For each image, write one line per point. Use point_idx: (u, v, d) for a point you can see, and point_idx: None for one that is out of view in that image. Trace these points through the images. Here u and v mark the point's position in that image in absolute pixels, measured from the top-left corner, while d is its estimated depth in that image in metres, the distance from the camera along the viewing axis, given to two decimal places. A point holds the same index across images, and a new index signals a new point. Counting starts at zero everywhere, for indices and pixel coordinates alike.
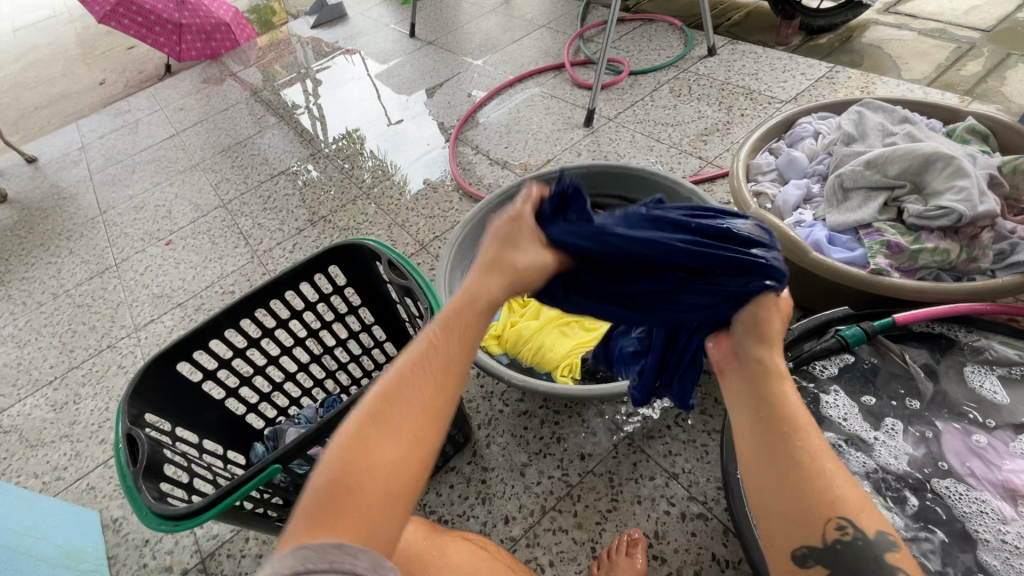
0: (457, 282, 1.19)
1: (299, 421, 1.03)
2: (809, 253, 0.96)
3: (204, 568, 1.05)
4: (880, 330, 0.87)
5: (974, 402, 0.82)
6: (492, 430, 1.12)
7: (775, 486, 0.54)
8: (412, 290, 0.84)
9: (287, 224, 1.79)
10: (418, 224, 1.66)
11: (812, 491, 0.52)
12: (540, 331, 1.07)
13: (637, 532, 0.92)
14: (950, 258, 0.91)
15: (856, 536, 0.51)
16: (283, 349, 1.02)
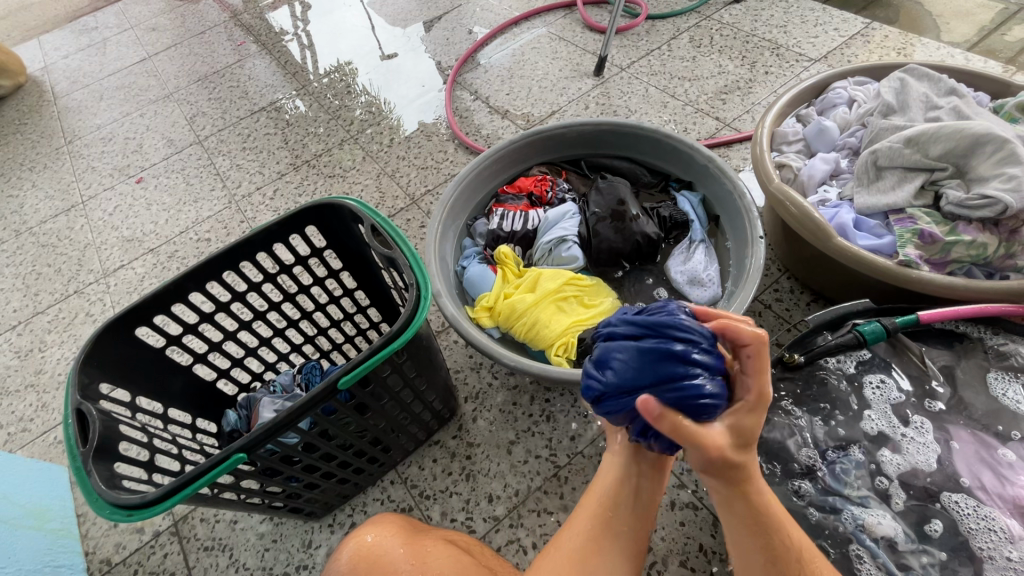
0: (448, 246, 1.10)
1: (274, 389, 0.97)
2: (833, 238, 0.88)
3: (176, 531, 1.02)
4: (902, 327, 0.81)
5: (992, 410, 0.77)
6: (480, 404, 1.08)
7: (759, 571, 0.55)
8: (396, 261, 0.75)
9: (268, 166, 1.66)
10: (409, 174, 1.54)
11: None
12: (535, 305, 0.99)
13: None
14: (987, 253, 0.84)
15: None
16: (256, 313, 0.95)
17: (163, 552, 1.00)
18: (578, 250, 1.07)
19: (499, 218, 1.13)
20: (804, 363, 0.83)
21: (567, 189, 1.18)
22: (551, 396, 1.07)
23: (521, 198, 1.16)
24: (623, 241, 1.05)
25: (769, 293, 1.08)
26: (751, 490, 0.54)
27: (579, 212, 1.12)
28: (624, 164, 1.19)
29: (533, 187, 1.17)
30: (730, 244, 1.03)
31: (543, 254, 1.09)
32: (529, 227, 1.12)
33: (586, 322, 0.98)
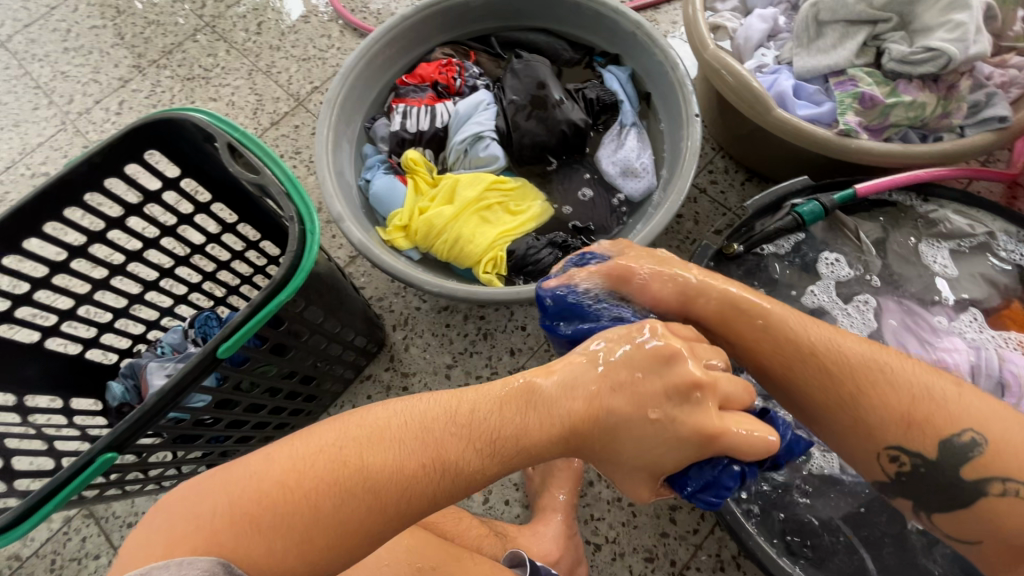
0: (344, 158, 0.92)
1: (162, 352, 0.83)
2: (773, 110, 0.80)
3: (90, 513, 0.92)
4: (839, 203, 0.77)
5: (917, 279, 0.78)
6: (410, 332, 0.99)
7: (842, 428, 0.53)
8: (268, 188, 0.59)
9: (104, 71, 1.32)
10: (289, 69, 1.27)
11: (876, 428, 0.51)
12: (456, 219, 0.87)
13: None
14: (924, 114, 0.79)
15: (916, 462, 0.51)
16: (113, 268, 0.77)
17: (80, 537, 0.90)
18: (498, 148, 0.93)
19: (402, 117, 0.95)
20: (743, 252, 0.79)
21: (478, 74, 1.00)
22: (486, 313, 0.99)
23: (425, 89, 0.97)
24: (547, 133, 0.91)
25: (703, 177, 1.02)
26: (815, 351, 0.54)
27: (494, 102, 0.96)
28: (541, 38, 1.01)
29: (437, 74, 0.97)
30: (663, 126, 0.93)
31: (458, 157, 0.94)
32: (438, 126, 0.96)
33: (514, 231, 0.89)
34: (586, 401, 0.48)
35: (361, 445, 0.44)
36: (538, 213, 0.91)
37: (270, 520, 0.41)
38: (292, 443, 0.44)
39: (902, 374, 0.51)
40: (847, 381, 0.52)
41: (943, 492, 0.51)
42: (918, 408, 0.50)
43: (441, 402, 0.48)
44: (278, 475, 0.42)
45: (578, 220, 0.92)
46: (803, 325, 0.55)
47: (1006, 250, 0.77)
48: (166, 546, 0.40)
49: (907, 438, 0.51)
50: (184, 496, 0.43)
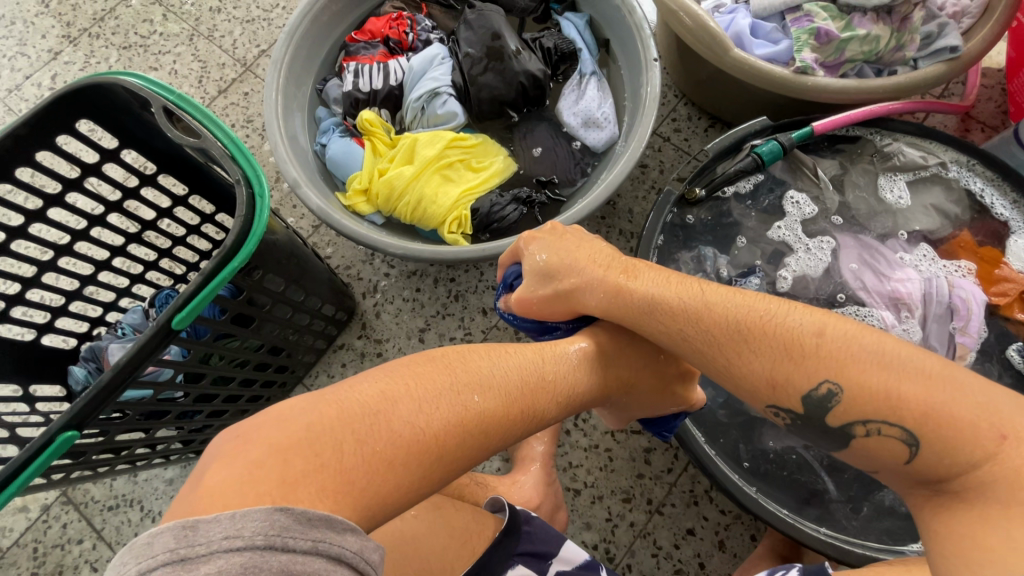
0: (297, 122, 0.89)
1: (123, 333, 0.80)
2: (730, 51, 0.79)
3: (68, 499, 0.91)
4: (797, 142, 0.78)
5: (875, 214, 0.80)
6: (380, 299, 0.98)
7: (722, 381, 0.52)
8: (210, 152, 0.57)
9: (30, 42, 1.22)
10: (232, 32, 1.20)
11: (750, 386, 0.50)
12: (416, 180, 0.85)
13: None
14: (879, 48, 0.79)
15: (793, 414, 0.49)
16: (59, 250, 0.74)
17: (61, 523, 0.90)
18: (456, 103, 0.90)
19: (354, 76, 0.91)
20: (704, 196, 0.79)
21: (431, 27, 0.97)
22: (456, 275, 0.99)
23: (376, 46, 0.93)
24: (505, 85, 0.89)
25: (667, 125, 1.01)
26: (682, 312, 0.53)
27: (450, 56, 0.93)
28: None
29: (388, 29, 0.94)
30: (623, 73, 0.91)
31: (415, 115, 0.91)
32: (392, 83, 0.91)
33: (477, 188, 0.87)
34: (625, 368, 0.59)
35: (472, 388, 0.45)
36: (501, 169, 0.90)
37: (400, 457, 0.38)
38: (405, 379, 0.43)
39: (776, 328, 0.48)
40: (716, 352, 0.50)
41: (824, 436, 0.48)
42: (782, 357, 0.47)
43: (526, 358, 0.51)
44: (405, 414, 0.40)
45: (542, 174, 0.91)
46: (672, 298, 0.54)
47: (957, 180, 0.79)
48: (284, 483, 0.34)
49: (775, 394, 0.49)
50: (288, 429, 0.36)
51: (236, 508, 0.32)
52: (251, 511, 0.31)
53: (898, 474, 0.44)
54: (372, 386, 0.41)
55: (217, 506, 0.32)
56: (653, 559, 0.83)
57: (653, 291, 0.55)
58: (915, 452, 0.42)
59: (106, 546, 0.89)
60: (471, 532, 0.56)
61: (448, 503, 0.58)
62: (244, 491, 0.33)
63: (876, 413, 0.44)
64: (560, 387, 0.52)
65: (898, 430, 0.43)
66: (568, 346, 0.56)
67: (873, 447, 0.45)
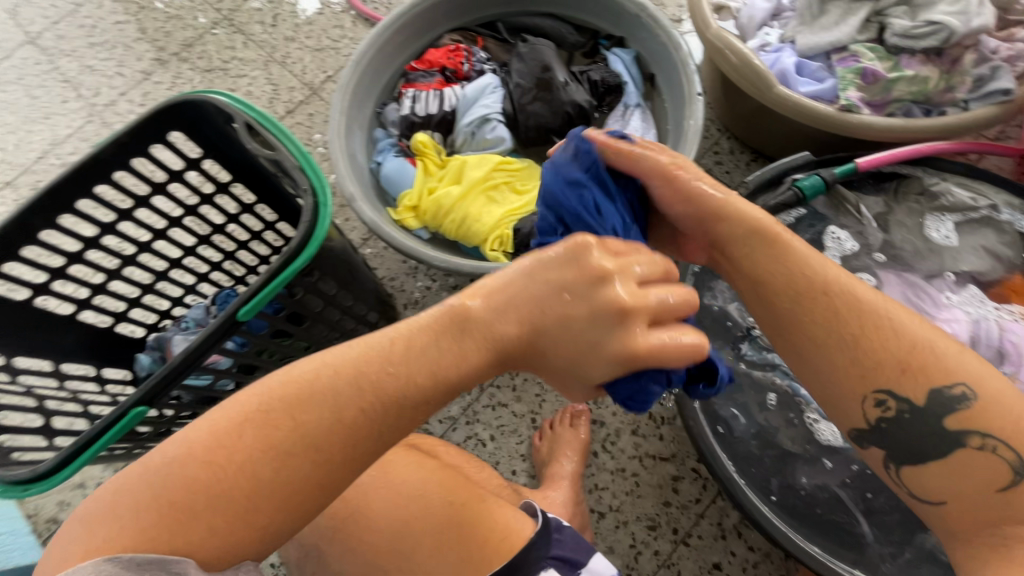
0: (356, 141, 0.95)
1: (186, 326, 0.87)
2: (774, 88, 0.81)
3: None
4: (839, 178, 0.79)
5: (919, 251, 0.79)
6: (421, 310, 1.02)
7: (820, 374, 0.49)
8: (283, 164, 0.63)
9: (128, 64, 1.37)
10: (303, 59, 1.31)
11: (853, 376, 0.47)
12: (464, 200, 0.90)
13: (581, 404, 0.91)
14: (927, 88, 0.80)
15: (897, 409, 0.46)
16: (140, 247, 0.82)
17: None
18: (505, 129, 0.95)
19: (411, 101, 0.98)
20: None
21: (485, 58, 1.03)
22: None
23: (434, 74, 1.00)
24: (552, 114, 0.93)
25: (709, 157, 1.03)
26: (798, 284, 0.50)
27: (501, 85, 0.98)
28: (547, 21, 1.03)
29: (445, 59, 1.00)
30: (667, 106, 0.94)
31: (466, 139, 0.97)
32: (446, 109, 0.98)
33: (520, 210, 0.91)
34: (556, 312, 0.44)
35: (347, 395, 0.41)
36: None
37: (269, 486, 0.39)
38: (264, 403, 0.40)
39: (901, 322, 0.47)
40: (833, 325, 0.48)
41: (900, 447, 0.47)
42: (867, 352, 0.46)
43: (388, 341, 0.43)
44: (253, 442, 0.39)
45: None
46: (756, 258, 0.51)
47: (1010, 222, 0.77)
48: (134, 539, 0.37)
49: (877, 378, 0.46)
50: (127, 477, 0.39)
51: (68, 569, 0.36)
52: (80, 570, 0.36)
53: (974, 504, 0.44)
54: (294, 376, 0.41)
55: (77, 560, 0.37)
56: None
57: (738, 229, 0.52)
58: (1020, 481, 0.43)
59: None
60: (508, 531, 0.55)
61: (484, 498, 0.58)
62: (78, 552, 0.37)
63: (1000, 429, 0.44)
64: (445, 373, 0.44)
65: (1013, 453, 0.43)
66: (481, 282, 0.47)
67: (964, 468, 0.44)
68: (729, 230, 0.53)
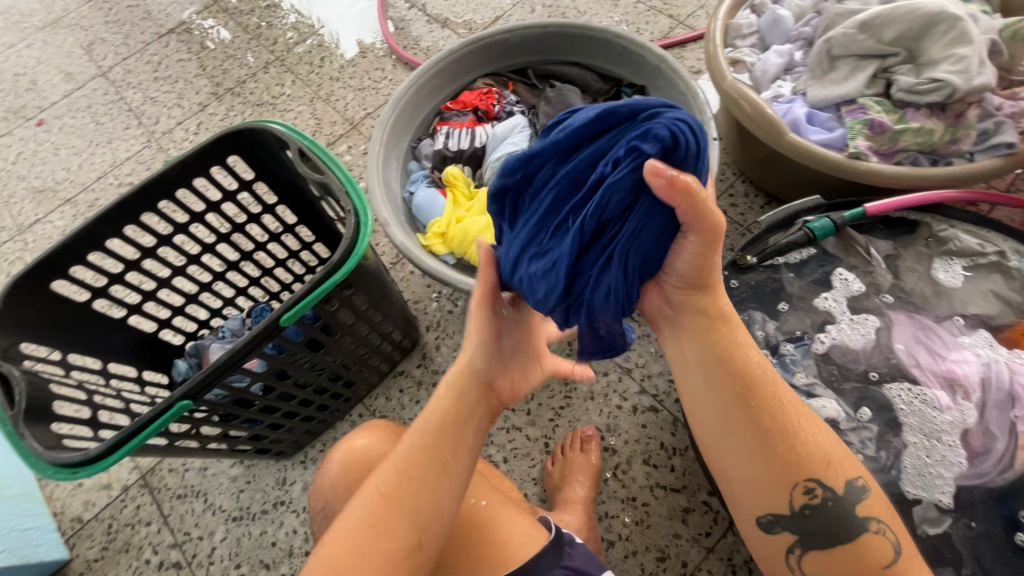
0: (392, 172, 1.03)
1: (222, 335, 0.92)
2: (786, 135, 0.86)
3: (146, 483, 1.01)
4: (849, 221, 0.83)
5: (928, 293, 0.82)
6: (442, 333, 1.06)
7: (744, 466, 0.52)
8: (330, 186, 0.69)
9: (186, 97, 1.49)
10: (346, 97, 1.41)
11: (783, 469, 0.51)
12: (489, 229, 0.95)
13: (590, 429, 0.93)
14: (933, 140, 0.84)
15: (824, 496, 0.52)
16: (189, 259, 0.88)
17: (135, 504, 0.99)
18: None
19: (445, 137, 1.06)
20: (756, 264, 0.85)
21: (515, 101, 1.10)
22: None
23: (467, 114, 1.08)
24: None
25: (724, 199, 1.08)
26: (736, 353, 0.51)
27: (528, 126, 1.05)
28: (573, 70, 1.12)
29: (478, 101, 1.09)
30: None
31: (494, 173, 1.03)
32: (477, 145, 1.06)
33: None
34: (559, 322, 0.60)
35: (417, 506, 0.51)
36: None
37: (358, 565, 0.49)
38: (375, 503, 0.51)
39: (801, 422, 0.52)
40: (770, 426, 0.50)
41: (817, 533, 0.52)
42: (791, 448, 0.51)
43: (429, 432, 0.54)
44: (374, 544, 0.49)
45: None
46: (698, 335, 0.52)
47: (1018, 269, 0.79)
48: None
49: (815, 468, 0.51)
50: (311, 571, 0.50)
51: None
52: None
53: None
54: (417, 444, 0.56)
55: None
56: None
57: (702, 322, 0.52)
58: (900, 557, 0.51)
59: (169, 532, 0.96)
60: (526, 535, 0.61)
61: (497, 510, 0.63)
62: None
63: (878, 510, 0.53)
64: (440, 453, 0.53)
65: (896, 536, 0.52)
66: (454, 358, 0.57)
67: (861, 549, 0.51)
68: (693, 316, 0.52)
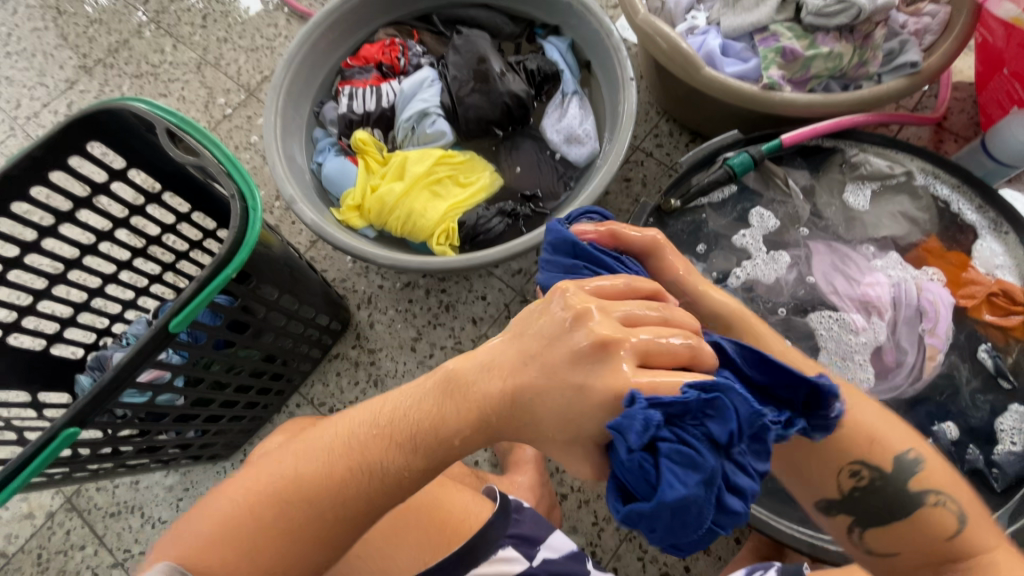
0: (293, 143, 0.93)
1: (126, 343, 0.84)
2: (702, 70, 0.83)
3: (72, 506, 0.94)
4: (767, 154, 0.82)
5: (843, 220, 0.84)
6: (374, 309, 1.01)
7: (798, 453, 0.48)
8: (208, 169, 0.61)
9: (49, 73, 1.30)
10: (238, 60, 1.27)
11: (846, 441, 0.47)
12: (406, 196, 0.89)
13: None
14: (842, 64, 0.84)
15: (872, 476, 0.47)
16: (69, 264, 0.79)
17: (64, 530, 0.93)
18: (445, 123, 0.94)
19: (348, 98, 0.96)
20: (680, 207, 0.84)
21: (421, 52, 1.01)
22: (447, 285, 1.03)
23: (370, 70, 0.99)
24: (490, 106, 0.93)
25: (649, 141, 1.07)
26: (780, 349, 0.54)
27: (439, 79, 0.98)
28: (481, 13, 1.03)
29: (381, 54, 0.99)
30: (603, 92, 0.96)
31: (407, 134, 0.96)
32: (384, 105, 0.97)
33: (464, 202, 0.91)
34: (502, 380, 0.44)
35: (355, 478, 0.43)
36: (488, 184, 0.93)
37: (267, 525, 0.42)
38: (314, 466, 0.43)
39: (864, 408, 0.48)
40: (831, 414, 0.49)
41: (868, 513, 0.47)
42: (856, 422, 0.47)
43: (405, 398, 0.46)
44: (283, 475, 0.43)
45: (526, 188, 0.94)
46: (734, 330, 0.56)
47: (924, 187, 0.82)
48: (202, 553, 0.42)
49: (873, 448, 0.47)
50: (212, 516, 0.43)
51: (169, 567, 0.41)
52: (176, 569, 0.41)
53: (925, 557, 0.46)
54: (368, 425, 0.45)
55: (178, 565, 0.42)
56: (639, 563, 0.84)
57: (711, 311, 0.57)
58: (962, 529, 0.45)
59: (108, 552, 0.91)
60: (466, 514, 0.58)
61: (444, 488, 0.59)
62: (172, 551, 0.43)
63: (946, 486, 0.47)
64: (406, 436, 0.44)
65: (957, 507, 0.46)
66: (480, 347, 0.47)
67: (916, 523, 0.46)
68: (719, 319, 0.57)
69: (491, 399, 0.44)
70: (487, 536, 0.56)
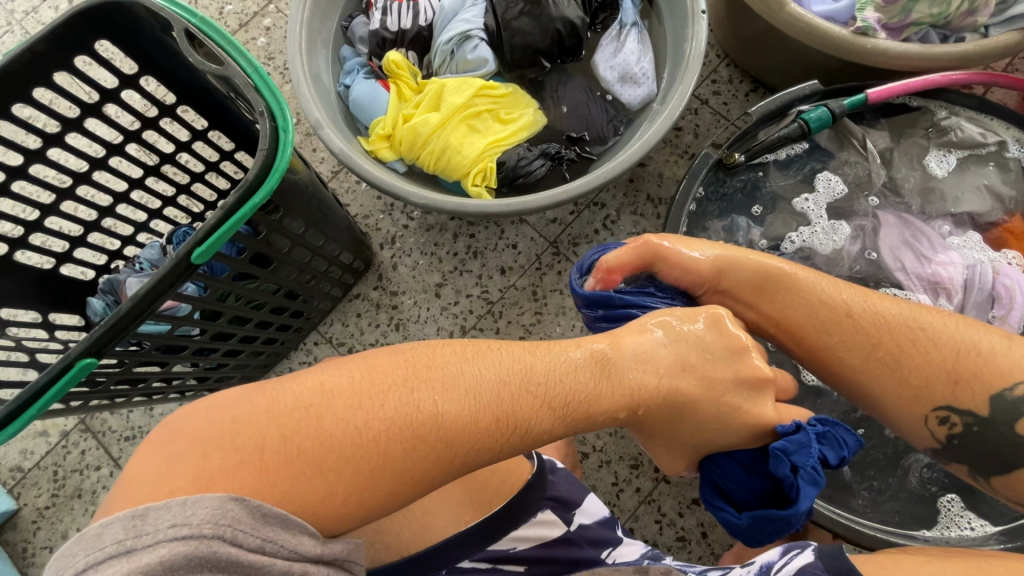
0: (319, 59, 0.84)
1: (139, 268, 0.79)
2: (787, 6, 0.73)
3: (87, 427, 0.93)
4: (849, 110, 0.74)
5: (918, 191, 0.77)
6: (398, 250, 0.96)
7: (875, 401, 0.53)
8: (233, 82, 0.54)
9: None
10: None
11: (923, 391, 0.50)
12: (442, 129, 0.82)
13: None
14: (948, 11, 0.73)
15: (965, 421, 0.50)
16: (77, 179, 0.72)
17: (79, 450, 0.92)
18: (488, 49, 0.85)
19: (381, 13, 0.86)
20: (743, 162, 0.75)
21: None
22: (476, 231, 0.97)
23: None
24: (540, 32, 0.84)
25: (707, 87, 0.98)
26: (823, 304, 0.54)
27: None
28: None
29: None
30: (666, 26, 0.86)
31: (444, 60, 0.86)
32: (420, 25, 0.86)
33: (504, 141, 0.83)
34: (654, 377, 0.47)
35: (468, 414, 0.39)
36: (530, 123, 0.85)
37: (334, 457, 0.35)
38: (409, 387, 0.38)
39: (943, 334, 0.50)
40: (892, 366, 0.51)
41: (975, 455, 0.51)
42: (927, 365, 0.50)
43: (516, 353, 0.43)
44: (382, 408, 0.37)
45: (572, 130, 0.86)
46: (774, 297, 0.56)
47: (1016, 160, 0.74)
48: (257, 472, 0.33)
49: (955, 391, 0.49)
50: (220, 419, 0.34)
51: (184, 496, 0.30)
52: (202, 498, 0.30)
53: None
54: (502, 376, 0.41)
55: (165, 491, 0.31)
56: (656, 525, 0.84)
57: (744, 276, 0.57)
58: None
59: None
60: (503, 472, 0.55)
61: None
62: (159, 487, 0.31)
63: None
64: (527, 396, 0.41)
65: None
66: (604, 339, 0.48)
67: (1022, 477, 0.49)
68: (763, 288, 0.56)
69: (646, 392, 0.47)
70: (527, 497, 0.54)
